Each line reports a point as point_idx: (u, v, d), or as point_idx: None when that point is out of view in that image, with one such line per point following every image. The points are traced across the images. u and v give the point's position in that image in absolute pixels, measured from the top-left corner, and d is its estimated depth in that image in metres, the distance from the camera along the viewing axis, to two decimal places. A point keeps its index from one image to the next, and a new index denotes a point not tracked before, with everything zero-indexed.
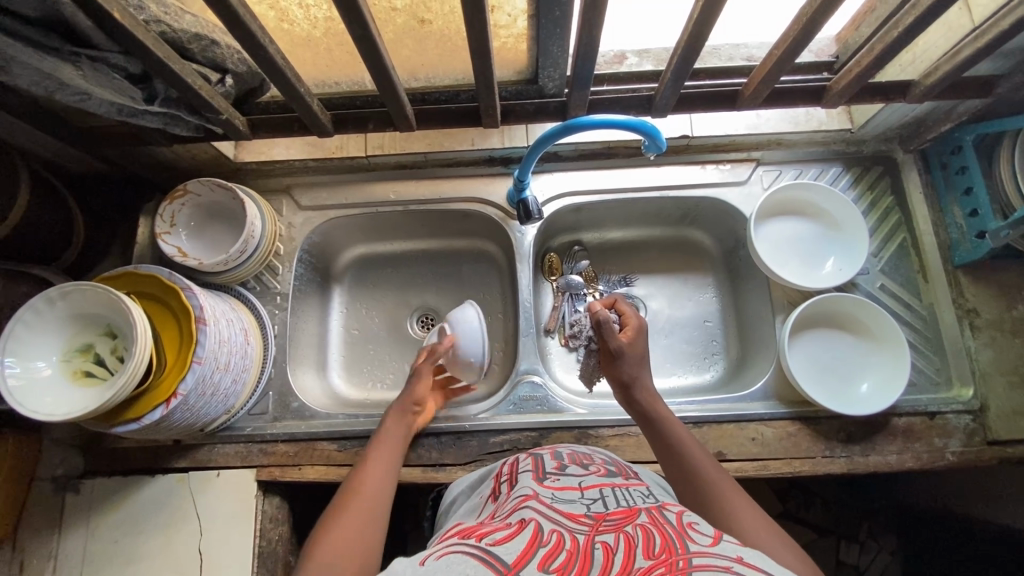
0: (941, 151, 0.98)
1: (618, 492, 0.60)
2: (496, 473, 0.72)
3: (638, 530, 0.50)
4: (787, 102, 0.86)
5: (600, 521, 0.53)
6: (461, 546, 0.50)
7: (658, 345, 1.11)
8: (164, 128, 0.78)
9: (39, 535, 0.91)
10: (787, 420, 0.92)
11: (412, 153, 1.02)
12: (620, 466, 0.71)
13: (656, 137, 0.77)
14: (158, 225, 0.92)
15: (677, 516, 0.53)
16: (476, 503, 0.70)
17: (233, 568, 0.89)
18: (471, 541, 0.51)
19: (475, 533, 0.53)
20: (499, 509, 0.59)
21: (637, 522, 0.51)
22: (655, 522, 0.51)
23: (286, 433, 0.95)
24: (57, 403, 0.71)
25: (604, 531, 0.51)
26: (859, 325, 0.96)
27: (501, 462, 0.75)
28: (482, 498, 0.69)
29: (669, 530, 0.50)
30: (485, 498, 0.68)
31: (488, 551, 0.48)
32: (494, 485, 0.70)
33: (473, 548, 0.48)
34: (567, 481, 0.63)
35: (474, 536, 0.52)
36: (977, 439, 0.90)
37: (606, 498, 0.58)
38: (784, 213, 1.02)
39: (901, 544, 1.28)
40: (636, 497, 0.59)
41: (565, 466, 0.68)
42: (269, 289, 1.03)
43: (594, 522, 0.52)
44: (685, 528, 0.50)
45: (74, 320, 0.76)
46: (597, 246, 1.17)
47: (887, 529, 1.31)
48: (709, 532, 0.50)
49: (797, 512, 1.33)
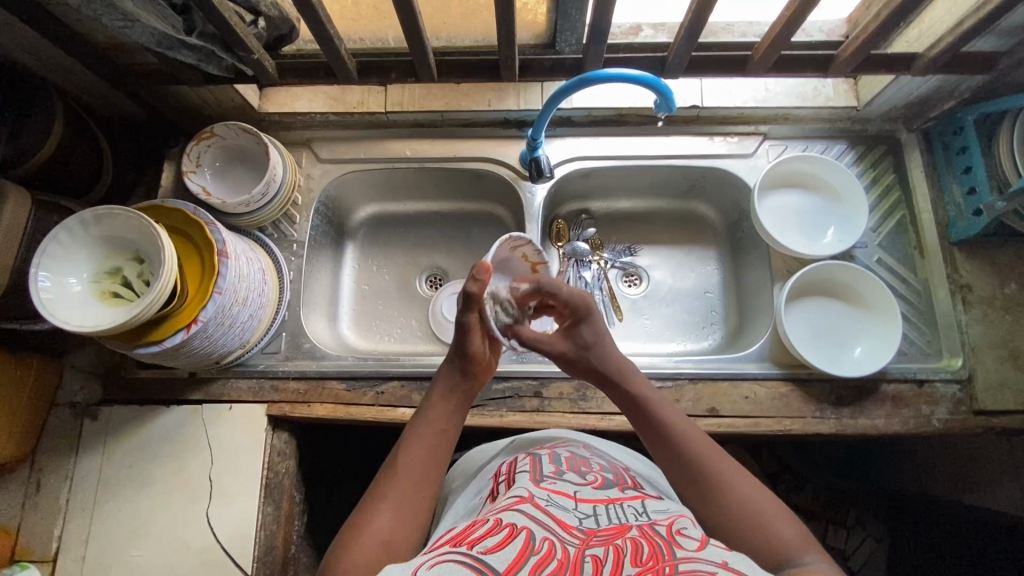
0: (942, 131, 1.01)
1: (611, 508, 0.60)
2: (493, 475, 0.72)
3: (628, 543, 0.52)
4: (796, 70, 0.89)
5: (591, 535, 0.54)
6: (453, 554, 0.52)
7: (659, 312, 1.14)
8: (197, 66, 0.82)
9: (55, 456, 0.95)
10: (780, 381, 0.95)
11: (429, 111, 1.06)
12: (617, 474, 0.70)
13: (668, 96, 0.81)
14: (185, 163, 0.97)
15: (667, 527, 0.55)
16: (475, 503, 0.69)
17: (241, 496, 0.93)
18: (463, 548, 0.53)
19: (466, 540, 0.55)
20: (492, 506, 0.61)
21: (628, 537, 0.53)
22: (645, 534, 0.54)
23: (297, 371, 0.99)
24: (85, 317, 0.75)
25: (596, 545, 0.52)
26: (854, 293, 0.99)
27: (501, 462, 0.75)
28: (481, 499, 0.69)
29: (657, 540, 0.53)
30: (483, 500, 0.68)
31: (479, 560, 0.50)
32: (493, 485, 0.70)
33: (466, 556, 0.51)
34: (563, 488, 0.62)
35: (466, 540, 0.55)
36: (963, 408, 0.93)
37: (599, 514, 0.58)
38: (788, 185, 1.05)
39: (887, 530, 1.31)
40: (629, 513, 0.59)
41: (562, 472, 0.66)
42: (286, 236, 1.06)
43: (585, 535, 0.54)
44: (674, 536, 0.54)
45: (104, 242, 0.80)
46: (604, 216, 1.20)
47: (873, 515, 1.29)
48: (696, 537, 0.54)
49: (784, 495, 1.31)
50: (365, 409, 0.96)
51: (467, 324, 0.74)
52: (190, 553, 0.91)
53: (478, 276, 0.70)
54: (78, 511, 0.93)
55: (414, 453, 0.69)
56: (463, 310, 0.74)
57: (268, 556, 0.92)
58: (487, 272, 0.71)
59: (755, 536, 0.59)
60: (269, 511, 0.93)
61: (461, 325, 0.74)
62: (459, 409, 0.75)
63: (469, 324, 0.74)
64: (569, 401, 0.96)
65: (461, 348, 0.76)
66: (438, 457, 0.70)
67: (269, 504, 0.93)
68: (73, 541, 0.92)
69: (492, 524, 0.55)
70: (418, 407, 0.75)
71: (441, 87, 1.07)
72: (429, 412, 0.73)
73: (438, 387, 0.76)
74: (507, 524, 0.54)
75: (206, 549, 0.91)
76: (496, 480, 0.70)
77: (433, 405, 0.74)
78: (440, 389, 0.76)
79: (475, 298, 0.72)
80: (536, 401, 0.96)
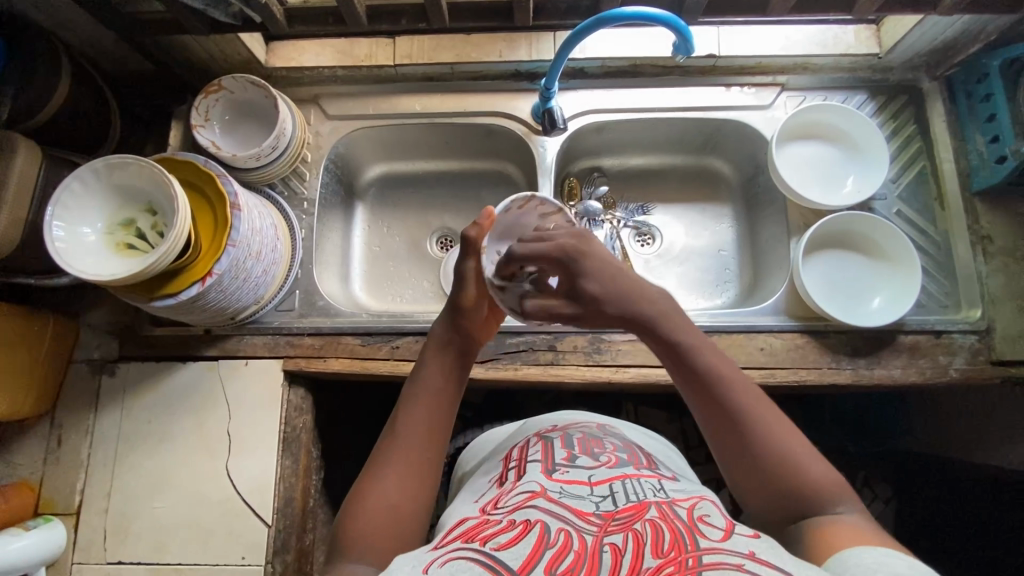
0: (967, 80, 0.98)
1: (628, 484, 0.59)
2: (506, 460, 0.71)
3: (647, 527, 0.51)
4: (814, 10, 0.89)
5: (609, 519, 0.54)
6: (465, 551, 0.50)
7: (672, 271, 1.13)
8: (204, 11, 0.82)
9: (74, 413, 0.96)
10: (796, 332, 0.94)
11: (439, 63, 1.04)
12: (632, 453, 0.69)
13: (686, 35, 0.79)
14: (193, 117, 0.96)
15: (687, 511, 0.54)
16: (485, 486, 0.68)
17: (260, 449, 0.94)
18: (474, 544, 0.52)
19: (476, 535, 0.53)
20: (503, 501, 0.59)
21: (647, 519, 0.53)
22: (664, 517, 0.53)
23: (311, 327, 0.99)
24: (100, 266, 0.76)
25: (614, 532, 0.52)
26: (873, 245, 0.98)
27: (512, 446, 0.75)
28: (491, 482, 0.68)
29: (678, 526, 0.52)
30: (491, 485, 0.67)
31: (493, 558, 0.49)
32: (502, 472, 0.68)
33: (478, 554, 0.49)
34: (577, 475, 0.62)
35: (478, 536, 0.53)
36: (981, 358, 0.92)
37: (616, 493, 0.58)
38: (806, 136, 1.04)
39: (896, 493, 1.26)
40: (647, 488, 0.59)
41: (575, 457, 0.66)
42: (297, 194, 1.05)
43: (603, 521, 0.53)
44: (696, 522, 0.53)
45: (118, 192, 0.80)
46: (617, 173, 1.18)
47: (883, 478, 1.30)
48: (720, 526, 0.52)
49: None
50: (380, 364, 0.97)
51: (464, 272, 0.75)
52: (211, 504, 0.92)
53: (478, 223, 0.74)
54: (101, 465, 0.95)
55: (414, 415, 0.67)
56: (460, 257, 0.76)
57: (287, 507, 0.93)
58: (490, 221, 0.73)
59: (787, 479, 0.59)
60: (287, 464, 0.94)
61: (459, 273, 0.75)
62: (456, 367, 0.72)
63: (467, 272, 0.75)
64: (583, 354, 0.96)
65: (456, 299, 0.75)
66: (439, 419, 0.68)
67: (287, 458, 0.94)
68: (95, 495, 0.94)
69: (505, 522, 0.54)
70: (415, 366, 0.73)
71: (451, 39, 1.04)
72: (426, 373, 0.71)
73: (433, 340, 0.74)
74: (521, 520, 0.53)
75: (226, 500, 0.92)
76: (507, 465, 0.69)
77: (430, 363, 0.72)
78: (435, 344, 0.73)
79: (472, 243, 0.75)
80: (550, 353, 0.96)
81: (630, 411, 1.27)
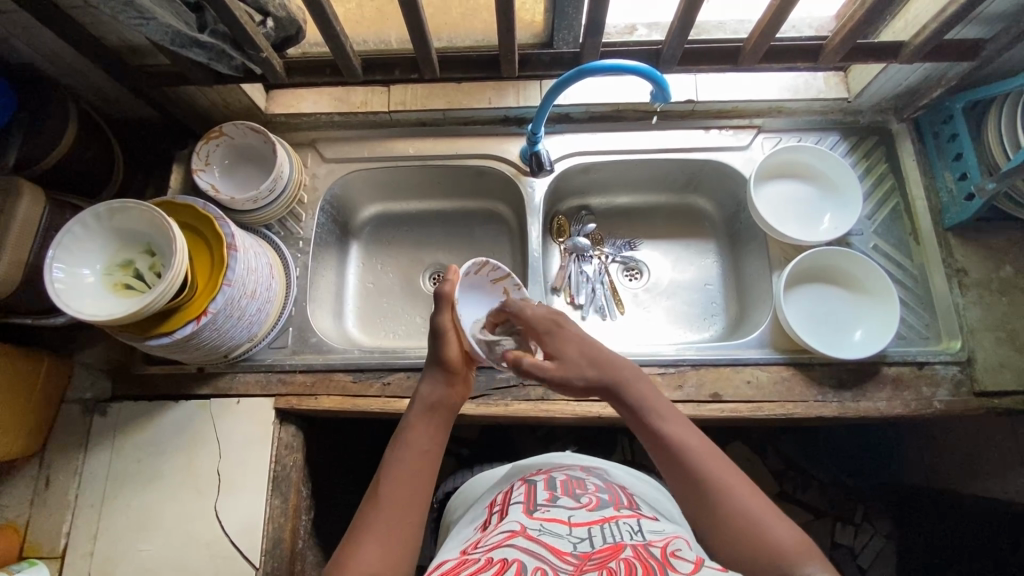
0: (932, 121, 1.03)
1: (606, 527, 0.60)
2: (489, 504, 0.72)
3: (621, 565, 0.51)
4: (784, 59, 0.94)
5: (585, 559, 0.54)
6: None
7: (660, 305, 1.15)
8: (209, 65, 0.86)
9: (64, 453, 0.96)
10: (782, 365, 0.96)
11: (431, 109, 1.09)
12: (613, 494, 0.70)
13: (663, 85, 0.84)
14: (194, 161, 1.00)
15: (661, 549, 0.55)
16: (470, 531, 0.68)
17: (248, 489, 0.93)
18: None
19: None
20: (483, 541, 0.60)
21: (622, 557, 0.53)
22: (639, 555, 0.53)
23: (304, 364, 1.00)
24: (98, 306, 0.78)
25: (589, 570, 0.52)
26: (853, 280, 1.01)
27: (496, 493, 0.75)
28: (476, 527, 0.68)
29: (651, 563, 0.52)
30: (476, 529, 0.67)
31: None
32: (487, 516, 0.68)
33: None
34: (557, 514, 0.62)
35: None
36: (964, 389, 0.94)
37: (593, 536, 0.58)
38: (782, 175, 1.08)
39: (895, 527, 1.25)
40: (624, 532, 0.59)
41: (556, 497, 0.66)
42: (293, 234, 1.08)
43: (579, 560, 0.53)
44: (668, 558, 0.53)
45: (118, 234, 0.82)
46: (605, 212, 1.21)
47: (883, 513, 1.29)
48: (691, 559, 0.53)
49: (789, 493, 1.29)
50: (372, 401, 0.98)
51: (442, 328, 0.76)
52: (197, 546, 0.91)
53: (446, 276, 0.78)
54: (87, 507, 0.94)
55: (395, 479, 0.66)
56: (435, 313, 0.77)
57: (276, 549, 0.92)
58: (458, 275, 0.78)
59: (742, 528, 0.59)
60: (276, 504, 0.93)
61: (436, 329, 0.76)
62: (440, 431, 0.72)
63: (444, 327, 0.76)
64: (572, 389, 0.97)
65: (436, 353, 0.76)
66: (421, 483, 0.66)
67: (277, 498, 0.94)
68: (81, 538, 0.93)
69: (483, 561, 0.54)
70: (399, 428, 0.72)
71: (443, 87, 1.10)
72: (411, 436, 0.70)
73: (419, 401, 0.74)
74: (498, 559, 0.54)
75: (214, 542, 0.91)
76: (492, 510, 0.69)
77: (414, 426, 0.71)
78: (421, 406, 0.73)
79: (447, 299, 0.77)
80: (541, 389, 0.97)
81: (625, 446, 1.27)
